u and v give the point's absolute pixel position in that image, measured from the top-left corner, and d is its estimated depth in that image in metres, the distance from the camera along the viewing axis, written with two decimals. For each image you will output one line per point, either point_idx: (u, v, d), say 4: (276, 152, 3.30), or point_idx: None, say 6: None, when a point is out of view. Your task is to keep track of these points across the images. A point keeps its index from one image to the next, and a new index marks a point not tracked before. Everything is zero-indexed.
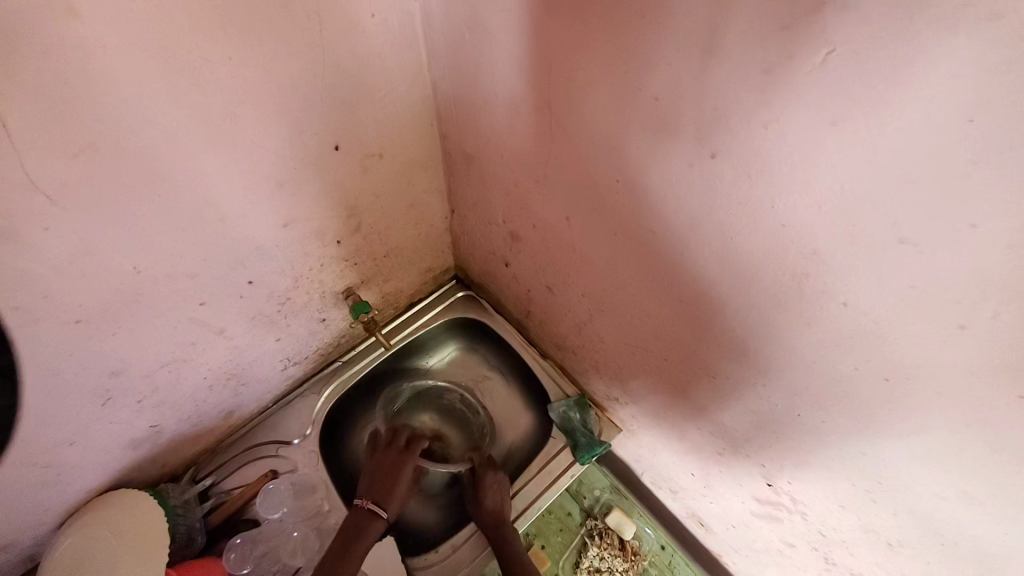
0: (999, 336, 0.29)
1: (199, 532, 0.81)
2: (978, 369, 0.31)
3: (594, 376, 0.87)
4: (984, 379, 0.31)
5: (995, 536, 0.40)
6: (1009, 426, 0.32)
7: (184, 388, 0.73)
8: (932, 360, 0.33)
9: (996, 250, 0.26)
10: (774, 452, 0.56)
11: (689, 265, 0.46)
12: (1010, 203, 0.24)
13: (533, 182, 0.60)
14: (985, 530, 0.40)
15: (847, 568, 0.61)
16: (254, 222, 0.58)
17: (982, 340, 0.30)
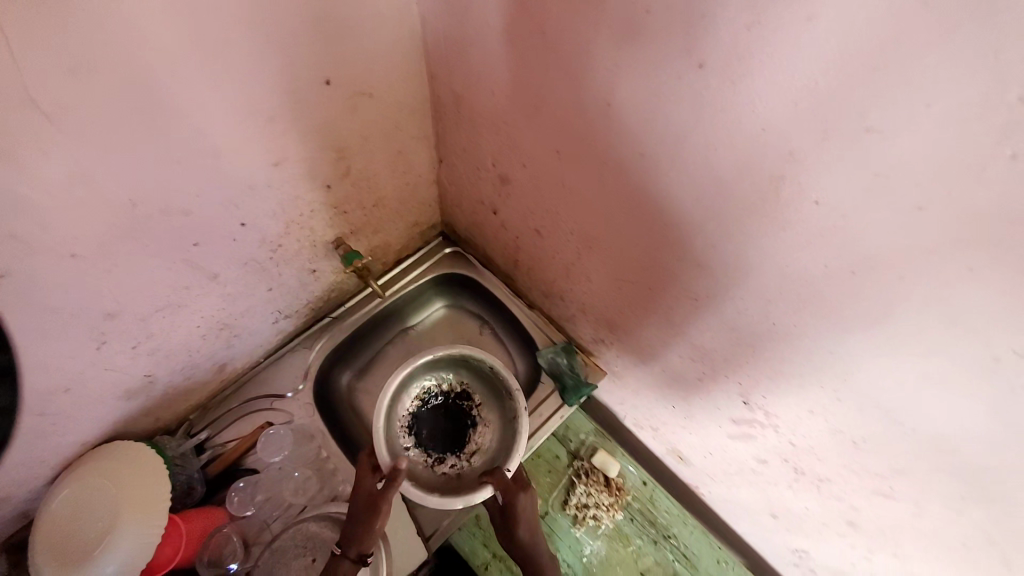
0: (950, 213, 0.33)
1: (198, 481, 0.83)
2: (930, 247, 0.35)
3: (581, 319, 0.91)
4: (937, 257, 0.35)
5: (957, 416, 0.43)
6: (958, 295, 0.36)
7: (177, 339, 0.72)
8: (893, 245, 0.37)
9: (950, 125, 0.29)
10: (752, 367, 0.61)
11: (673, 186, 0.49)
12: (957, 79, 0.28)
13: (524, 119, 0.61)
14: (942, 414, 0.44)
15: (815, 476, 0.66)
16: (245, 159, 0.58)
17: (933, 219, 0.34)
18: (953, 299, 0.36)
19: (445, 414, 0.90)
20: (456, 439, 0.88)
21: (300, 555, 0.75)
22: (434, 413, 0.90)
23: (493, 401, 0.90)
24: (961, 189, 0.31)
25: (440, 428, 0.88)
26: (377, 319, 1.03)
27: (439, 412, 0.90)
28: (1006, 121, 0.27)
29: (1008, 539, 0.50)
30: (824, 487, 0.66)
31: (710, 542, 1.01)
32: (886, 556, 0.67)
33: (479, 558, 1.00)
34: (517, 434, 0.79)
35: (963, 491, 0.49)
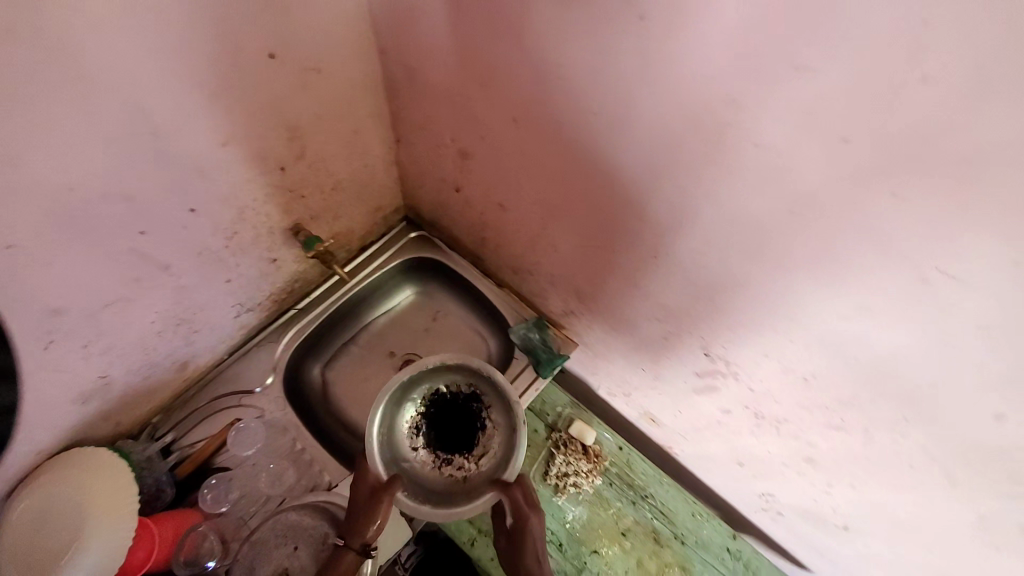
0: (874, 143, 0.35)
1: (167, 484, 0.80)
2: (857, 177, 0.38)
3: (550, 291, 0.92)
4: (867, 188, 0.38)
5: (894, 343, 0.47)
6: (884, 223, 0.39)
7: (130, 337, 0.69)
8: (828, 180, 0.39)
9: (865, 55, 0.32)
10: (711, 319, 0.64)
11: (624, 143, 0.51)
12: (869, 10, 0.30)
13: (478, 89, 0.62)
14: (883, 342, 0.47)
15: (773, 417, 0.70)
16: (191, 138, 0.56)
17: (859, 150, 0.36)
18: (880, 227, 0.39)
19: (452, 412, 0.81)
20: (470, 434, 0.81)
21: (282, 544, 0.73)
22: (441, 410, 0.81)
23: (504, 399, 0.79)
24: (878, 120, 0.34)
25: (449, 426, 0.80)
26: (345, 308, 1.01)
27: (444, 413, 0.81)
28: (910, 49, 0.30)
29: (951, 456, 0.53)
30: (783, 428, 0.71)
31: (685, 498, 1.05)
32: (842, 487, 0.72)
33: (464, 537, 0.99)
34: (517, 446, 0.74)
35: (904, 414, 0.53)
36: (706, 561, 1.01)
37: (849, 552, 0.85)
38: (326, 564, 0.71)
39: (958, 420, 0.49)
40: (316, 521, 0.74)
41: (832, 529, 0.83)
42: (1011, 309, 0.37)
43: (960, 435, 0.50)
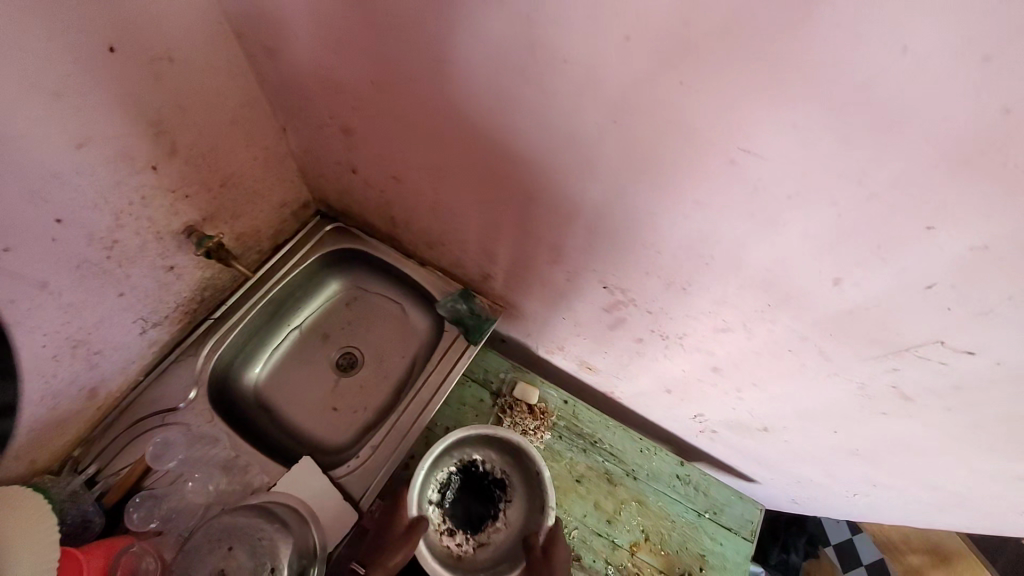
0: (647, 37, 0.40)
1: (95, 513, 0.76)
2: (647, 73, 0.42)
3: (464, 258, 0.94)
4: (657, 80, 0.43)
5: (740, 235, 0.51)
6: (686, 111, 0.43)
7: (21, 365, 0.65)
8: (639, 80, 0.43)
9: None
10: (595, 248, 0.68)
11: (473, 83, 0.56)
12: None
13: (336, 57, 0.64)
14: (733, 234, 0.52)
15: (676, 335, 0.75)
16: (42, 143, 0.54)
17: (636, 46, 0.41)
18: (684, 116, 0.44)
19: (479, 488, 0.98)
20: (478, 516, 0.97)
21: (216, 546, 0.69)
22: (469, 483, 0.99)
23: (520, 501, 0.97)
24: (647, 12, 0.38)
25: (465, 499, 0.97)
26: (268, 311, 0.99)
27: (469, 485, 0.98)
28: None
29: (817, 334, 0.58)
30: (687, 343, 0.75)
31: (632, 437, 1.09)
32: (751, 390, 0.77)
33: None
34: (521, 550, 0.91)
35: (766, 302, 0.58)
36: (659, 491, 1.05)
37: (777, 452, 0.91)
38: (267, 556, 0.69)
39: (806, 292, 0.53)
40: (249, 517, 0.72)
41: (756, 434, 0.89)
42: (806, 169, 0.41)
43: (815, 310, 0.55)
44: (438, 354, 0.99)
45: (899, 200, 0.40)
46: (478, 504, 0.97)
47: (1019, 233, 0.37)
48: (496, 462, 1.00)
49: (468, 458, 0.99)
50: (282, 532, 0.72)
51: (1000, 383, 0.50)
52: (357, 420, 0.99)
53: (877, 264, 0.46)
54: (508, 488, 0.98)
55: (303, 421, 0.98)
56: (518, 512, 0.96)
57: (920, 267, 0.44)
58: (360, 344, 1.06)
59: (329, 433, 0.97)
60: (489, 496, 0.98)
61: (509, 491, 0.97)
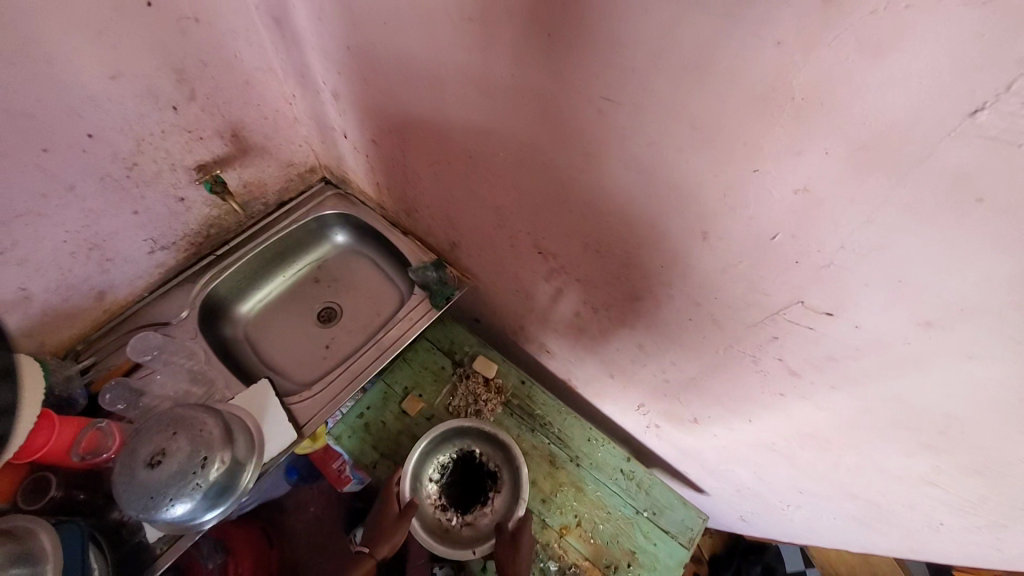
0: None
1: (81, 395, 0.89)
2: (527, 26, 0.51)
3: (435, 226, 1.03)
4: (533, 34, 0.51)
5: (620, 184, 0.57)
6: (561, 58, 0.50)
7: (45, 252, 0.79)
8: (527, 33, 0.51)
9: None
10: (528, 208, 0.74)
11: (419, 46, 0.66)
12: None
13: (325, 25, 0.76)
14: (618, 185, 0.58)
15: (603, 305, 0.78)
16: (81, 70, 0.70)
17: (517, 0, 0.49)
18: (559, 63, 0.51)
19: (473, 475, 1.03)
20: (471, 499, 1.02)
21: (163, 429, 0.78)
22: (465, 468, 1.04)
23: (508, 491, 1.01)
24: None
25: (459, 482, 1.03)
26: (266, 258, 1.12)
27: (465, 472, 1.03)
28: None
29: (706, 299, 0.60)
30: (612, 314, 0.78)
31: (582, 425, 1.10)
32: (672, 370, 0.78)
33: (367, 459, 1.06)
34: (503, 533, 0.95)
35: (661, 262, 0.61)
36: (600, 481, 1.05)
37: (712, 452, 0.90)
38: (202, 445, 0.78)
39: (686, 248, 0.57)
40: (198, 412, 0.82)
41: (689, 428, 0.88)
42: (649, 111, 0.48)
43: (702, 268, 0.57)
44: (402, 311, 1.07)
45: (728, 142, 0.44)
46: (471, 489, 1.02)
47: (824, 174, 0.40)
48: (491, 453, 1.04)
49: (466, 446, 1.04)
50: (222, 430, 0.82)
51: (865, 357, 0.51)
52: (325, 363, 1.09)
53: (729, 212, 0.49)
54: (499, 479, 1.02)
55: (277, 358, 1.08)
56: (505, 502, 1.00)
57: (762, 215, 0.47)
58: (341, 300, 1.16)
59: (296, 371, 1.07)
60: (482, 484, 1.03)
61: (499, 483, 1.01)
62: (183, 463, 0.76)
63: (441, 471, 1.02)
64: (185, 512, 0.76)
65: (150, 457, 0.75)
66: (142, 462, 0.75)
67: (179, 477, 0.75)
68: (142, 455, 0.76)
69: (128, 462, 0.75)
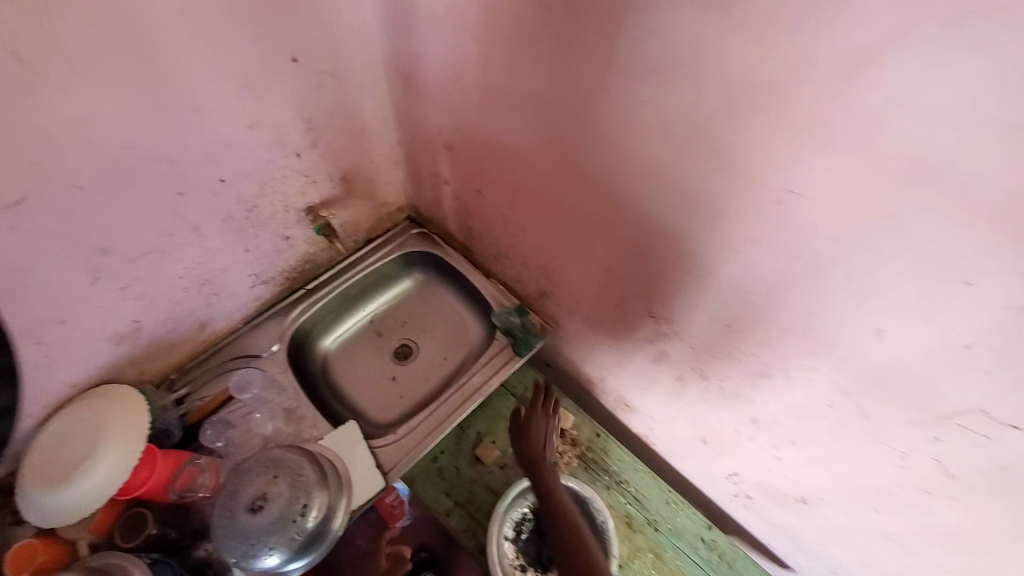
0: (717, 88, 0.48)
1: (175, 427, 0.90)
2: (709, 122, 0.51)
3: (527, 275, 1.02)
4: (714, 129, 0.51)
5: (781, 274, 0.55)
6: (741, 153, 0.50)
7: (161, 287, 0.81)
8: (708, 121, 0.51)
9: (681, 17, 0.46)
10: (652, 278, 0.73)
11: (561, 117, 0.67)
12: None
13: (456, 84, 0.78)
14: (774, 270, 0.56)
15: (718, 378, 0.75)
16: (224, 120, 0.72)
17: (708, 95, 0.49)
18: (738, 152, 0.50)
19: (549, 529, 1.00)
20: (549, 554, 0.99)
21: (265, 472, 0.78)
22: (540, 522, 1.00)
23: None
24: (716, 68, 0.47)
25: (536, 538, 1.00)
26: (350, 294, 1.13)
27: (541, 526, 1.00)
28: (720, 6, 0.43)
29: (858, 390, 0.58)
30: (726, 388, 0.76)
31: (660, 487, 1.06)
32: (789, 449, 0.75)
33: (440, 506, 1.04)
34: None
35: (811, 350, 0.59)
36: (678, 548, 1.01)
37: (813, 531, 0.86)
38: (302, 492, 0.78)
39: (846, 338, 0.55)
40: (295, 454, 0.81)
41: (791, 505, 0.85)
42: (839, 215, 0.47)
43: (868, 362, 0.55)
44: (485, 358, 1.06)
45: (940, 251, 0.42)
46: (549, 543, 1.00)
47: None
48: None
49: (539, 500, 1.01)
50: (318, 474, 0.81)
51: None
52: (404, 403, 1.08)
53: (918, 315, 0.47)
54: None
55: (356, 395, 1.08)
56: None
57: (958, 324, 0.45)
58: (419, 339, 1.16)
59: (375, 409, 1.07)
60: None
61: None
62: (282, 510, 0.76)
63: (516, 528, 0.99)
64: (279, 562, 0.75)
65: (252, 501, 0.76)
66: (243, 506, 0.76)
67: (279, 524, 0.75)
68: (244, 499, 0.76)
69: (229, 504, 0.76)
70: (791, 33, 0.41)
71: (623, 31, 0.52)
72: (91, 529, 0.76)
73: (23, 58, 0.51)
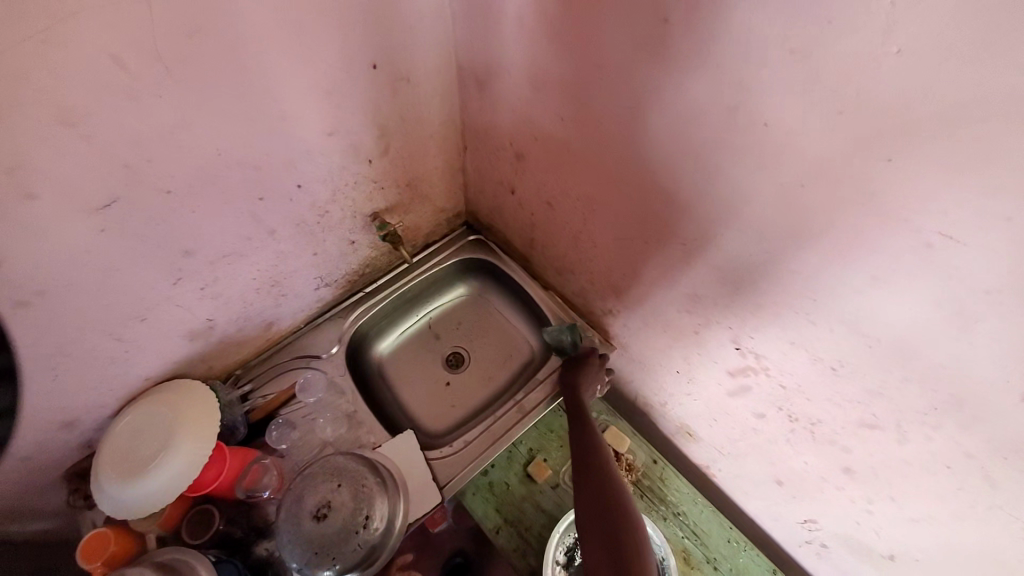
0: (863, 113, 0.42)
1: (241, 424, 0.91)
2: (846, 151, 0.45)
3: (591, 291, 0.98)
4: (852, 158, 0.45)
5: (911, 319, 0.49)
6: (882, 186, 0.44)
7: (235, 289, 0.82)
8: (843, 149, 0.45)
9: (829, 32, 0.41)
10: (740, 308, 0.68)
11: (656, 133, 0.62)
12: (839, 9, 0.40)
13: (536, 93, 0.75)
14: (900, 314, 0.50)
15: (809, 419, 0.69)
16: (305, 127, 0.72)
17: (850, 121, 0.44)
18: (877, 185, 0.45)
19: None
20: None
21: (328, 479, 0.78)
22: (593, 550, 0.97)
23: None
24: (866, 91, 0.41)
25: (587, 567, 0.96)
26: (407, 298, 1.12)
27: None
28: (882, 22, 0.38)
29: (991, 454, 0.51)
30: (818, 431, 0.70)
31: (721, 522, 1.02)
32: (886, 504, 0.68)
33: (491, 522, 1.01)
34: None
35: (935, 404, 0.53)
36: None
37: None
38: (364, 502, 0.77)
39: (984, 398, 0.48)
40: (357, 464, 0.81)
41: (877, 562, 0.78)
42: (1001, 264, 0.41)
43: (1009, 427, 0.48)
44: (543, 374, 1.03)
45: None
46: None
47: None
48: None
49: None
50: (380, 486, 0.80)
51: None
52: (457, 413, 1.07)
53: None
54: None
55: (409, 401, 1.07)
56: None
57: None
58: (472, 347, 1.14)
59: (428, 417, 1.06)
60: None
61: None
62: (346, 520, 0.76)
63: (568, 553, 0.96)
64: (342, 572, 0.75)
65: (317, 510, 0.76)
66: (308, 514, 0.76)
67: (343, 534, 0.75)
68: (309, 506, 0.76)
69: (295, 511, 0.76)
70: (979, 55, 0.35)
71: (749, 43, 0.46)
72: (160, 523, 0.78)
73: (125, 66, 0.51)
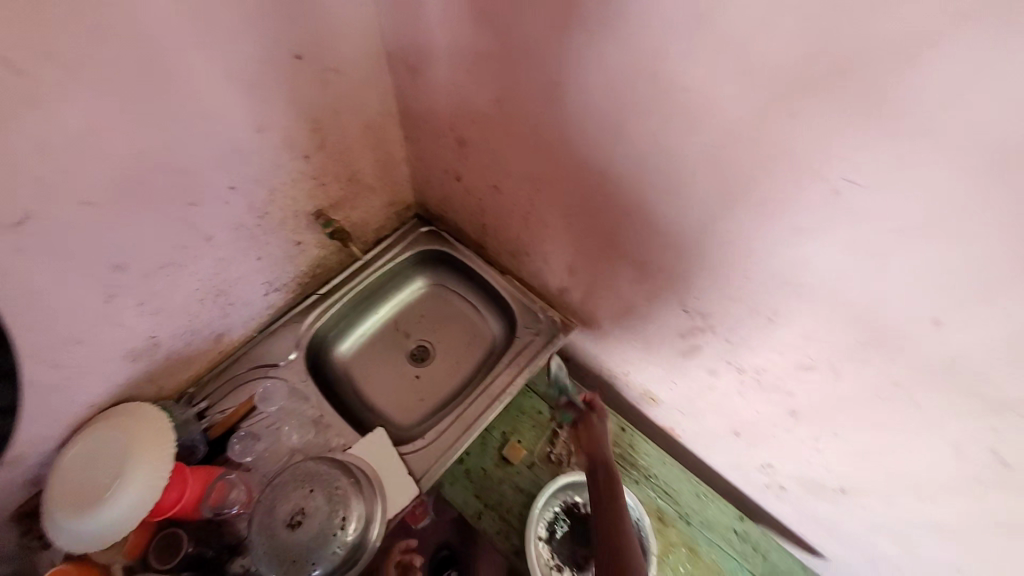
0: (767, 71, 0.45)
1: (200, 442, 0.88)
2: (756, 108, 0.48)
3: (545, 270, 1.00)
4: (762, 115, 0.48)
5: (831, 263, 0.53)
6: (791, 139, 0.47)
7: (178, 301, 0.79)
8: (755, 107, 0.48)
9: None
10: (682, 270, 0.70)
11: (587, 106, 0.63)
12: None
13: (467, 75, 0.74)
14: (821, 259, 0.53)
15: (756, 370, 0.73)
16: (232, 125, 0.69)
17: (757, 79, 0.46)
18: (788, 138, 0.47)
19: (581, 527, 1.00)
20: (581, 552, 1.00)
21: (299, 486, 0.77)
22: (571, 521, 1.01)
23: None
24: (767, 48, 0.44)
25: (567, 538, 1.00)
26: (364, 296, 1.10)
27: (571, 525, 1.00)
28: None
29: (911, 380, 0.56)
30: (765, 380, 0.74)
31: (690, 479, 1.06)
32: (831, 441, 0.73)
33: (471, 508, 1.03)
34: None
35: (859, 340, 0.57)
36: (712, 542, 1.01)
37: (851, 520, 0.85)
38: (339, 504, 0.76)
39: (898, 329, 0.53)
40: (328, 467, 0.80)
41: (830, 495, 0.84)
42: (901, 202, 0.44)
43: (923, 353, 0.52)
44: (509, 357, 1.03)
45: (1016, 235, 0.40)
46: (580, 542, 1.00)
47: None
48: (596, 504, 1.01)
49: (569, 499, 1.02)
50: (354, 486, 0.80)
51: None
52: (426, 406, 1.06)
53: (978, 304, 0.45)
54: None
55: (377, 399, 1.06)
56: None
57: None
58: (435, 339, 1.14)
59: (398, 413, 1.05)
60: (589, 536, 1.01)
61: None
62: (322, 524, 0.75)
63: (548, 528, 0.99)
64: None
65: (290, 517, 0.75)
66: (282, 523, 0.75)
67: (321, 539, 0.74)
68: (283, 515, 0.75)
69: (268, 522, 0.75)
70: (859, 6, 0.37)
71: (660, 9, 0.48)
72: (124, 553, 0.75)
73: (20, 69, 0.48)
